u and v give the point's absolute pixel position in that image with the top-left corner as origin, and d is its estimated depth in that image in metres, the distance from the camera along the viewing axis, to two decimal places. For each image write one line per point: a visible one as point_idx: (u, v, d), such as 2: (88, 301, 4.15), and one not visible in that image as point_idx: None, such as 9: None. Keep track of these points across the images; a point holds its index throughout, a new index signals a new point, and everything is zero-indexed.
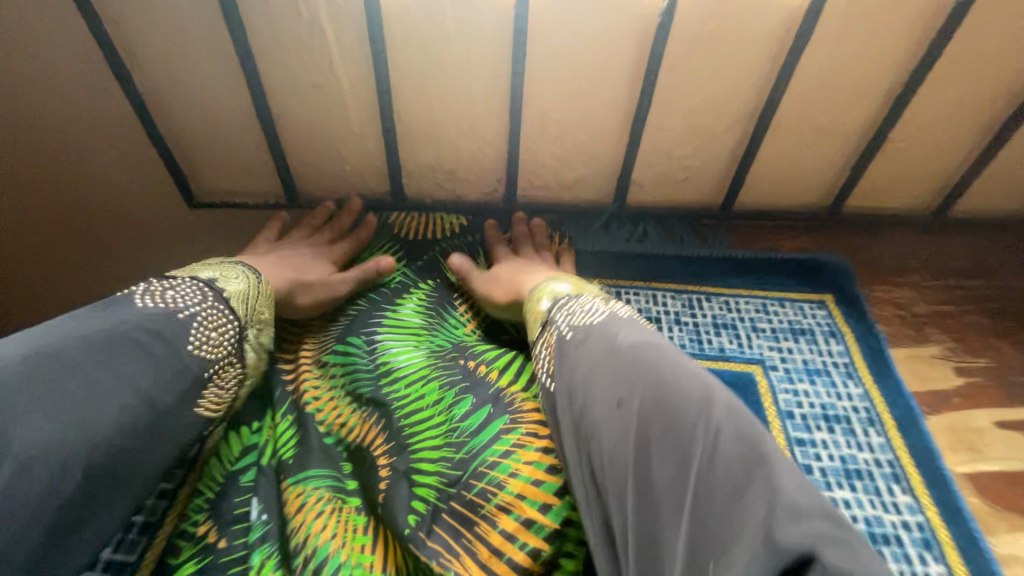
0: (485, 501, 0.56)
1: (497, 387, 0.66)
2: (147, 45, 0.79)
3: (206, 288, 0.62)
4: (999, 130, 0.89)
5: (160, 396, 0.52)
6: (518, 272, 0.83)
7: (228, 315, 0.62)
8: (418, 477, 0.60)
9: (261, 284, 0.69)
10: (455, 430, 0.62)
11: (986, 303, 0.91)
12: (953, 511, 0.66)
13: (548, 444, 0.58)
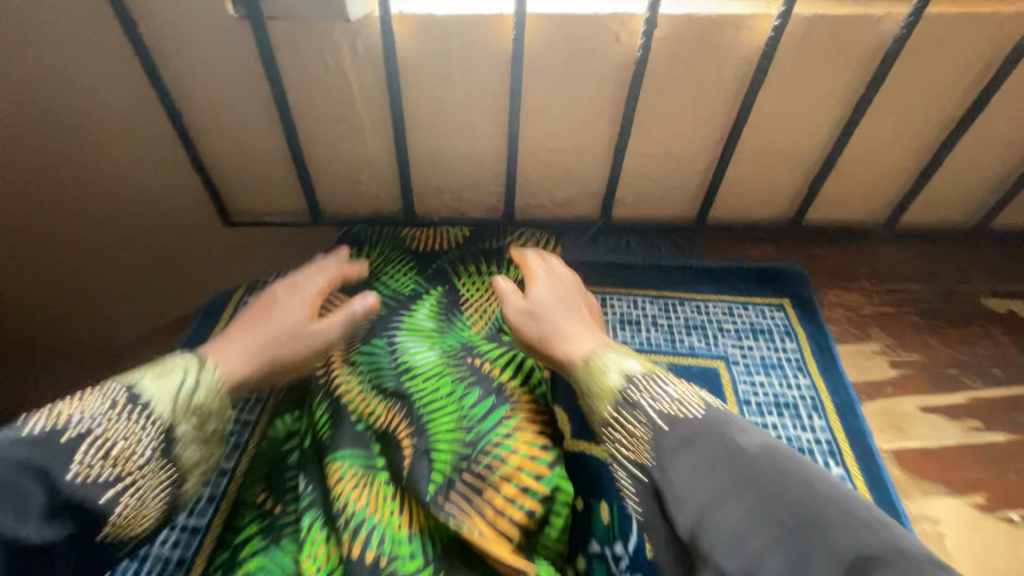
0: (491, 472, 0.69)
1: (499, 381, 0.79)
2: (190, 88, 0.90)
3: (121, 399, 0.59)
4: (935, 155, 1.02)
5: (27, 533, 0.50)
6: (561, 321, 0.79)
7: (141, 430, 0.59)
8: (437, 455, 0.72)
9: (201, 379, 0.66)
10: (466, 417, 0.75)
11: (923, 305, 1.05)
12: (876, 478, 0.79)
13: (539, 428, 0.74)
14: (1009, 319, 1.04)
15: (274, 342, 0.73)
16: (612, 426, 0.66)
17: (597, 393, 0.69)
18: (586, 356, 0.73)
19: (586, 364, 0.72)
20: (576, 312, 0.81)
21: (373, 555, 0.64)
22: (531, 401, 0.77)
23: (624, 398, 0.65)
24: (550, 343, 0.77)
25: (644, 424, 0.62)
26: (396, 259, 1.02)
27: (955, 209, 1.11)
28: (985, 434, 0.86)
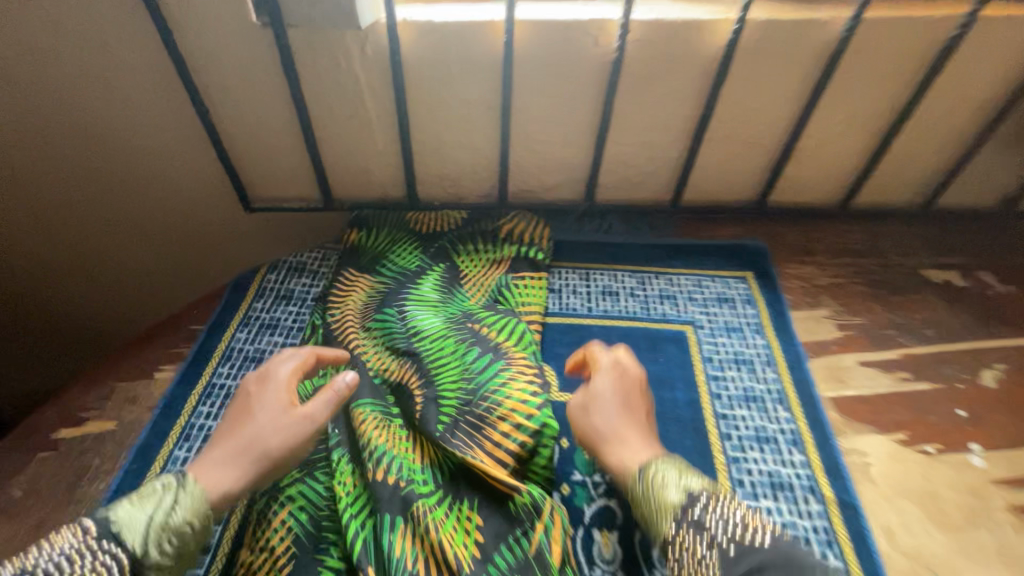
0: (490, 414, 0.83)
1: (495, 342, 0.93)
2: (214, 87, 1.01)
3: (93, 536, 0.62)
4: (882, 142, 1.14)
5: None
6: (618, 420, 0.77)
7: (103, 568, 0.61)
8: (444, 400, 0.86)
9: (183, 507, 0.66)
10: (469, 370, 0.88)
11: (869, 276, 1.18)
12: (816, 419, 0.93)
13: (529, 377, 0.87)
14: (945, 287, 1.17)
15: (256, 443, 0.73)
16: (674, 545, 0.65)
17: (651, 506, 0.69)
18: (636, 470, 0.72)
19: (637, 479, 0.71)
20: (634, 410, 0.78)
21: (393, 478, 0.77)
22: (523, 357, 0.90)
23: (687, 517, 0.65)
24: (600, 443, 0.76)
25: (705, 544, 0.63)
26: (403, 239, 1.14)
27: (903, 191, 1.24)
28: (913, 383, 0.99)
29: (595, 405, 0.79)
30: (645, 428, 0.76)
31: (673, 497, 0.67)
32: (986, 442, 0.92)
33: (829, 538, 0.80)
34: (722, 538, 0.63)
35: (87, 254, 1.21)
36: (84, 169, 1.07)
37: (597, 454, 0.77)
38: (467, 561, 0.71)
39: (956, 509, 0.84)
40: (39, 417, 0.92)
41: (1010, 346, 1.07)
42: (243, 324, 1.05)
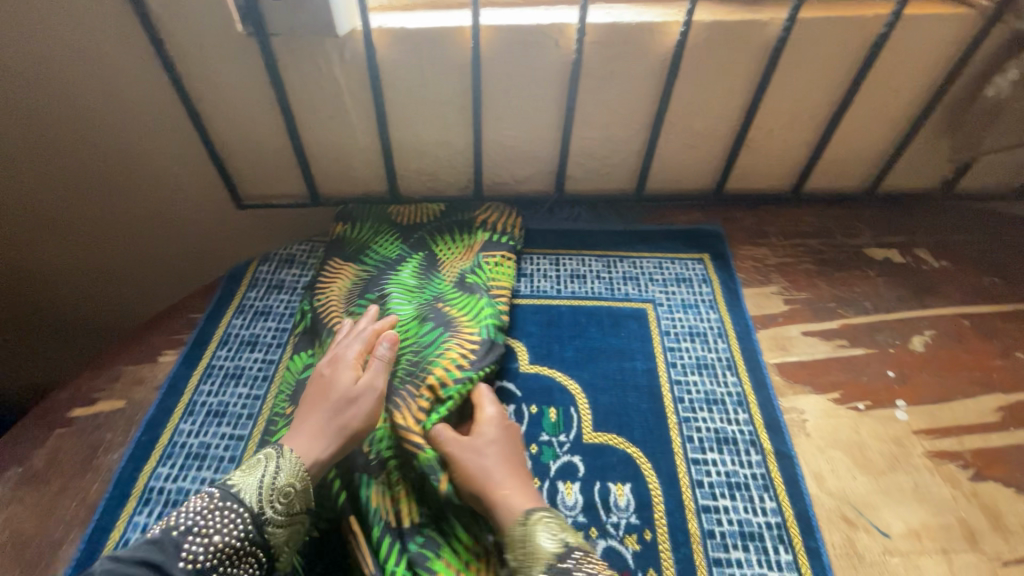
0: (422, 380, 0.94)
1: (449, 319, 1.04)
2: (203, 92, 1.09)
3: (216, 498, 0.74)
4: (824, 132, 1.24)
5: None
6: (502, 464, 0.83)
7: (233, 517, 0.73)
8: (395, 367, 0.97)
9: (283, 466, 0.78)
10: (416, 341, 1.00)
11: (817, 256, 1.29)
12: (760, 382, 1.03)
13: (464, 348, 0.99)
14: (886, 264, 1.28)
15: (338, 413, 0.84)
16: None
17: (525, 557, 0.73)
18: (520, 513, 0.77)
19: (518, 525, 0.76)
20: (515, 459, 0.85)
21: (367, 448, 0.88)
22: (469, 331, 1.02)
23: (557, 567, 0.70)
24: (484, 486, 0.80)
25: None
26: (384, 230, 1.23)
27: (848, 175, 1.35)
28: (850, 349, 1.10)
29: (478, 450, 0.84)
30: (519, 474, 0.83)
31: (547, 545, 0.73)
32: (912, 398, 1.03)
33: (765, 482, 0.91)
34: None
35: (86, 252, 1.28)
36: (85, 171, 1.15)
37: (476, 496, 0.81)
38: (415, 514, 0.84)
39: (880, 456, 0.95)
40: (54, 398, 1.00)
41: (940, 314, 1.18)
42: (238, 312, 1.14)
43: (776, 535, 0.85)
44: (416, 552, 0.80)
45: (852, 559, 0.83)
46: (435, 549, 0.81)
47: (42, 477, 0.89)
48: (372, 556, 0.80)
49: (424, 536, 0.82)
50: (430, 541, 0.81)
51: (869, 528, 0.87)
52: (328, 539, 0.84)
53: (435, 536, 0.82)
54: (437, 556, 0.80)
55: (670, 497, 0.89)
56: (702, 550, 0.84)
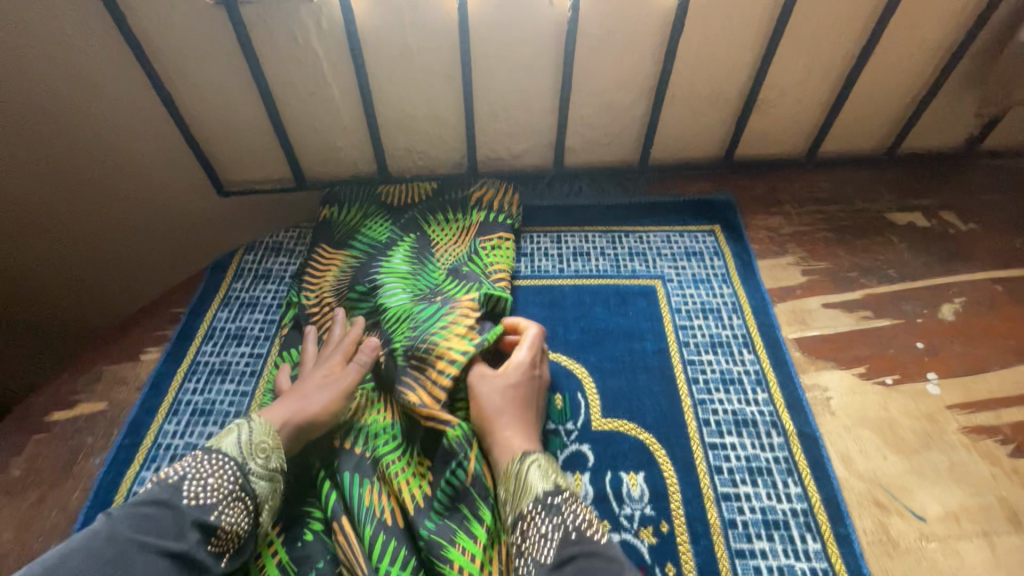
0: (429, 355, 0.86)
1: (447, 298, 0.98)
2: (169, 70, 1.01)
3: (200, 451, 0.70)
4: (841, 89, 1.15)
5: (174, 547, 0.62)
6: (513, 404, 0.81)
7: (222, 462, 0.69)
8: (394, 347, 0.90)
9: (258, 422, 0.76)
10: (412, 318, 0.93)
11: (836, 223, 1.21)
12: (779, 359, 0.97)
13: (468, 320, 0.92)
14: (910, 229, 1.19)
15: (301, 403, 0.80)
16: (521, 525, 0.68)
17: (514, 489, 0.72)
18: (517, 453, 0.75)
19: (513, 461, 0.74)
20: (529, 404, 0.83)
21: (358, 448, 0.81)
22: (468, 300, 0.95)
23: (545, 500, 0.68)
24: (489, 422, 0.79)
25: (553, 530, 0.66)
26: (373, 212, 1.16)
27: (867, 135, 1.26)
28: (874, 321, 1.03)
29: (498, 390, 0.82)
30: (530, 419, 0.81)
31: (540, 484, 0.70)
32: (943, 370, 0.96)
33: (789, 466, 0.85)
34: (571, 525, 0.66)
35: (46, 258, 1.16)
36: (42, 166, 1.04)
37: (482, 431, 0.80)
38: (419, 500, 0.76)
39: (911, 433, 0.89)
40: (32, 400, 0.96)
41: (970, 280, 1.10)
42: (223, 304, 1.08)
43: (802, 523, 0.80)
44: (429, 540, 0.72)
45: (885, 545, 0.78)
46: (450, 534, 0.73)
47: (20, 486, 0.85)
48: (364, 557, 0.71)
49: (439, 521, 0.74)
50: (445, 526, 0.74)
51: (903, 512, 0.81)
52: (321, 540, 0.75)
53: (450, 521, 0.75)
54: (454, 543, 0.72)
55: (687, 485, 0.84)
56: (724, 541, 0.79)
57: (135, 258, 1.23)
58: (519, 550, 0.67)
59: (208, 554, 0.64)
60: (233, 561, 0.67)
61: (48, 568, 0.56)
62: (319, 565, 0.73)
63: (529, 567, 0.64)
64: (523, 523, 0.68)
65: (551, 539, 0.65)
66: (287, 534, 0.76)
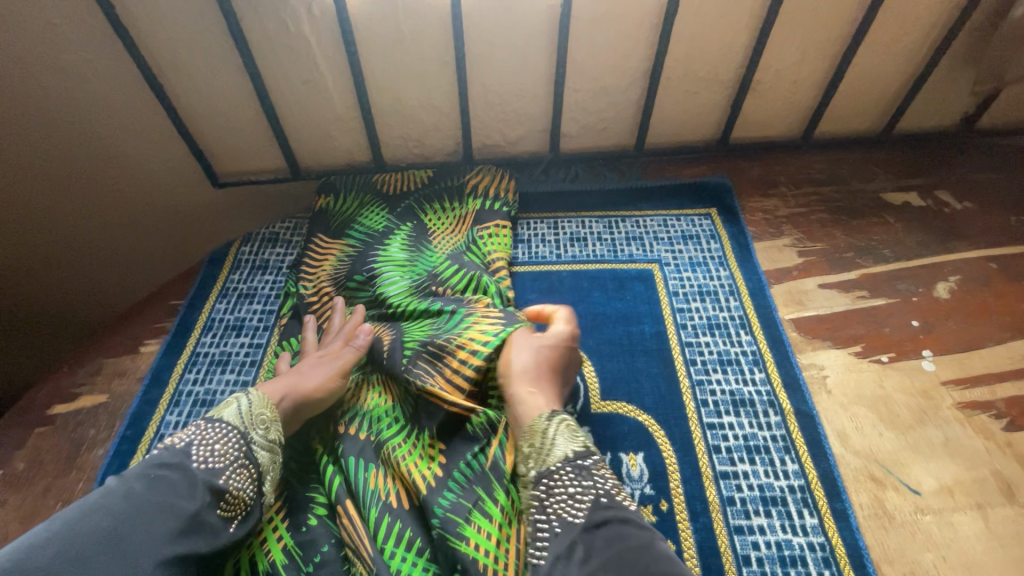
0: (449, 345, 0.85)
1: (461, 297, 0.97)
2: (158, 60, 1.00)
3: (203, 421, 0.71)
4: (836, 69, 1.14)
5: (186, 506, 0.62)
6: (541, 361, 0.81)
7: (225, 431, 0.70)
8: (407, 339, 0.89)
9: (257, 395, 0.77)
10: (433, 322, 0.92)
11: (832, 204, 1.21)
12: (777, 340, 0.97)
13: (488, 315, 0.90)
14: (905, 209, 1.20)
15: (296, 380, 0.81)
16: (548, 482, 0.68)
17: (540, 446, 0.72)
18: (544, 412, 0.76)
19: (540, 419, 0.75)
20: (558, 365, 0.83)
21: (363, 433, 0.81)
22: (484, 302, 0.95)
23: (575, 461, 0.69)
24: (514, 378, 0.80)
25: (584, 490, 0.66)
26: (370, 201, 1.15)
27: (862, 116, 1.25)
28: (870, 300, 1.04)
29: (532, 352, 0.82)
30: (556, 382, 0.82)
31: (569, 445, 0.71)
32: (938, 348, 0.97)
33: (786, 444, 0.86)
34: (600, 489, 0.66)
35: (40, 251, 1.15)
36: (32, 159, 1.03)
37: (507, 386, 0.80)
38: (430, 481, 0.75)
39: (906, 410, 0.90)
40: (34, 394, 0.96)
41: (964, 258, 1.11)
42: (222, 295, 1.08)
43: (799, 499, 0.81)
44: (444, 518, 0.71)
45: (881, 519, 0.79)
46: (465, 512, 0.73)
47: (24, 478, 0.86)
48: (370, 539, 0.72)
49: (452, 499, 0.74)
50: (460, 504, 0.73)
51: (898, 486, 0.82)
52: (326, 524, 0.76)
53: (465, 500, 0.74)
54: (467, 522, 0.72)
55: (685, 465, 0.85)
56: (722, 518, 0.80)
57: (130, 251, 1.23)
58: (541, 505, 0.67)
59: (218, 517, 0.65)
60: (241, 526, 0.68)
61: (69, 522, 0.57)
62: (324, 549, 0.74)
63: (555, 523, 0.64)
64: (550, 480, 0.68)
65: (581, 500, 0.65)
66: (291, 519, 0.76)
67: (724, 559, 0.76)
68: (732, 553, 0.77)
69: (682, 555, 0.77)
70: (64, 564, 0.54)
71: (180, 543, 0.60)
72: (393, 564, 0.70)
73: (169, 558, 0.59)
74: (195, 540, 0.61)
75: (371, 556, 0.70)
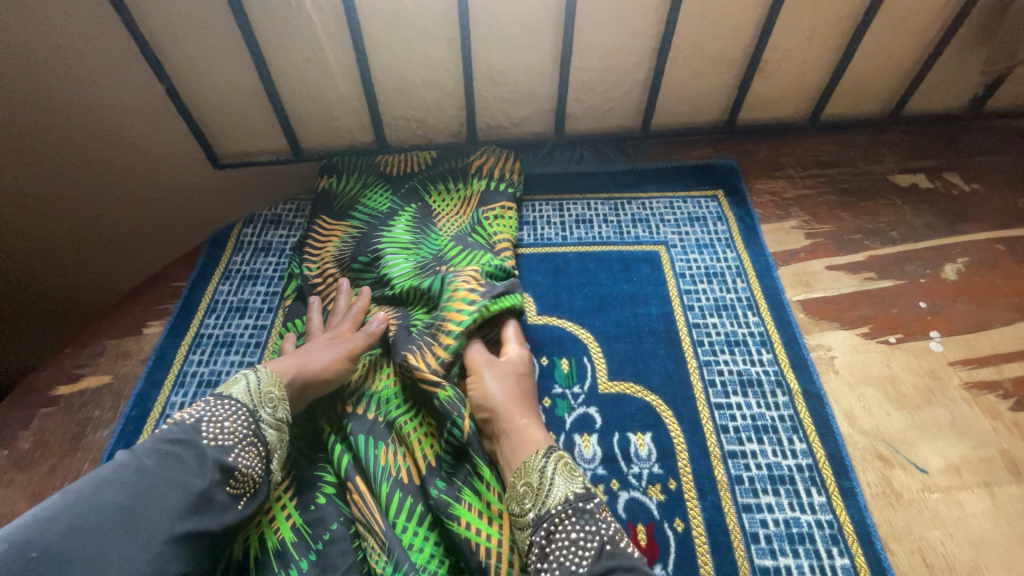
0: (435, 327, 0.87)
1: (452, 270, 0.95)
2: (155, 36, 0.97)
3: (212, 398, 0.71)
4: (846, 48, 1.12)
5: (197, 483, 0.62)
6: (521, 392, 0.80)
7: (235, 409, 0.70)
8: (413, 324, 0.89)
9: (265, 373, 0.76)
10: (428, 302, 0.92)
11: (839, 186, 1.20)
12: (784, 321, 0.97)
13: (459, 289, 0.89)
14: (913, 191, 1.19)
15: (305, 362, 0.80)
16: (548, 526, 0.66)
17: (536, 485, 0.69)
18: (540, 446, 0.73)
19: (535, 456, 0.72)
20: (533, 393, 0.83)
21: (371, 413, 0.81)
22: (472, 270, 0.93)
23: (575, 504, 0.66)
24: (500, 411, 0.77)
25: (587, 538, 0.64)
26: (373, 182, 1.14)
27: (871, 97, 1.24)
28: (878, 282, 1.03)
29: (509, 381, 0.81)
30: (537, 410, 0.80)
31: (567, 486, 0.68)
32: (945, 329, 0.96)
33: (794, 424, 0.86)
34: (604, 535, 0.64)
35: (36, 232, 1.14)
36: (26, 137, 1.01)
37: (492, 421, 0.77)
38: (430, 460, 0.76)
39: (914, 390, 0.90)
40: (36, 375, 0.95)
41: (972, 241, 1.10)
42: (224, 277, 1.07)
43: (808, 478, 0.81)
44: (439, 497, 0.72)
45: (889, 498, 0.79)
46: (456, 493, 0.73)
47: (29, 459, 0.85)
48: (382, 514, 0.72)
49: (449, 479, 0.75)
50: (452, 485, 0.74)
51: (906, 465, 0.82)
52: (334, 503, 0.76)
53: (456, 478, 0.75)
54: (458, 501, 0.72)
55: (693, 444, 0.85)
56: (731, 497, 0.80)
57: (129, 233, 1.21)
58: (542, 552, 0.65)
59: (227, 495, 0.65)
60: (248, 504, 0.67)
61: (81, 495, 0.57)
62: (333, 527, 0.74)
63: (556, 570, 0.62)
64: (551, 524, 0.66)
65: (586, 547, 0.63)
66: (299, 498, 0.76)
67: (733, 537, 0.77)
68: (741, 531, 0.77)
69: (691, 534, 0.77)
70: (77, 539, 0.54)
71: (192, 520, 0.60)
72: (405, 539, 0.70)
73: (180, 535, 0.58)
74: (205, 517, 0.61)
75: (382, 530, 0.70)
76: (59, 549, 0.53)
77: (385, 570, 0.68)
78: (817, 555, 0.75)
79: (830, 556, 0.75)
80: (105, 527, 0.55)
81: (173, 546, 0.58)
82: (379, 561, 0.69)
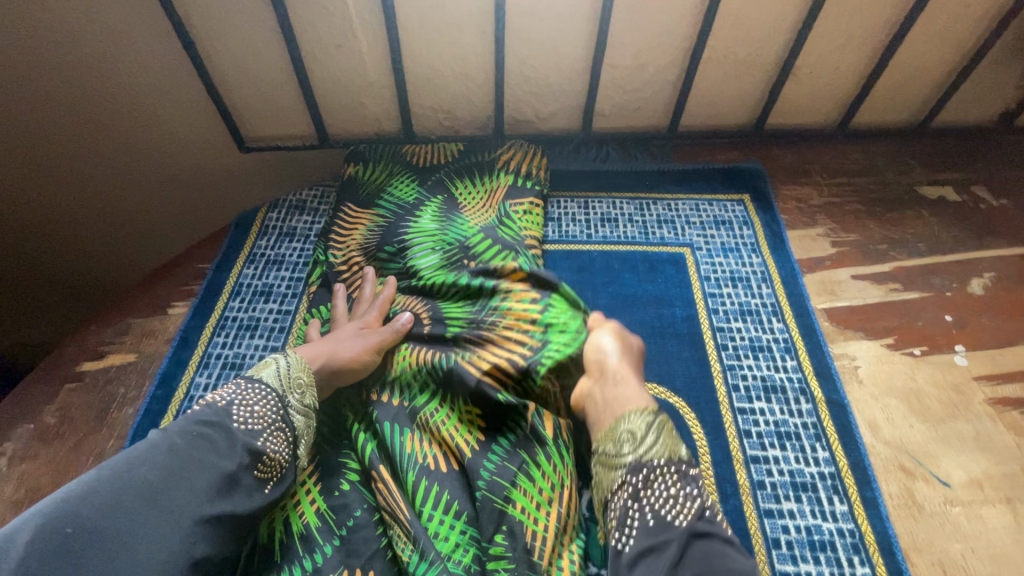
0: (497, 326, 0.86)
1: (486, 263, 0.95)
2: (187, 17, 0.96)
3: (242, 381, 0.71)
4: (880, 57, 1.11)
5: (226, 465, 0.62)
6: (630, 354, 0.83)
7: (264, 393, 0.70)
8: (452, 320, 0.89)
9: (294, 359, 0.76)
10: (465, 291, 0.91)
11: (866, 195, 1.19)
12: (809, 329, 0.97)
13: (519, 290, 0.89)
14: (940, 203, 1.18)
15: (333, 352, 0.80)
16: (647, 473, 0.67)
17: (639, 433, 0.71)
18: (645, 406, 0.74)
19: (636, 414, 0.73)
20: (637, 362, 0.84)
21: (396, 401, 0.81)
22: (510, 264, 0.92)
23: (680, 468, 0.67)
24: (610, 362, 0.81)
25: (688, 495, 0.65)
26: (398, 172, 1.13)
27: (902, 107, 1.23)
28: (904, 294, 1.03)
29: (621, 344, 0.83)
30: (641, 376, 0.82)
31: (668, 444, 0.70)
32: (970, 343, 0.96)
33: (817, 431, 0.86)
34: (703, 501, 0.65)
35: (59, 207, 1.14)
36: (56, 113, 1.01)
37: (598, 368, 0.81)
38: (472, 444, 0.76)
39: (937, 403, 0.90)
40: (61, 349, 0.96)
41: (999, 256, 1.09)
42: (249, 261, 1.07)
43: (830, 486, 0.81)
44: (489, 482, 0.72)
45: (910, 509, 0.80)
46: (510, 476, 0.74)
47: (54, 433, 0.86)
48: (407, 503, 0.72)
49: (497, 462, 0.75)
50: (504, 467, 0.74)
51: (929, 477, 0.82)
52: (358, 490, 0.76)
53: (509, 463, 0.75)
54: (513, 485, 0.73)
55: (716, 448, 0.85)
56: (752, 501, 0.80)
57: (150, 212, 1.21)
58: (636, 491, 0.66)
59: (254, 479, 0.65)
60: (275, 488, 0.67)
61: (115, 473, 0.57)
62: (356, 514, 0.74)
63: (647, 515, 0.64)
64: (651, 472, 0.67)
65: (685, 505, 0.64)
66: (325, 484, 0.76)
67: (755, 541, 0.77)
68: (763, 535, 0.77)
69: None
70: (110, 518, 0.54)
71: (220, 503, 0.60)
72: (431, 528, 0.71)
73: (209, 517, 0.59)
74: (234, 500, 0.62)
75: (408, 519, 0.71)
76: (91, 528, 0.53)
77: (412, 559, 0.69)
78: (838, 562, 0.75)
79: (850, 564, 0.75)
80: (137, 506, 0.56)
81: (202, 528, 0.58)
82: (405, 549, 0.70)
